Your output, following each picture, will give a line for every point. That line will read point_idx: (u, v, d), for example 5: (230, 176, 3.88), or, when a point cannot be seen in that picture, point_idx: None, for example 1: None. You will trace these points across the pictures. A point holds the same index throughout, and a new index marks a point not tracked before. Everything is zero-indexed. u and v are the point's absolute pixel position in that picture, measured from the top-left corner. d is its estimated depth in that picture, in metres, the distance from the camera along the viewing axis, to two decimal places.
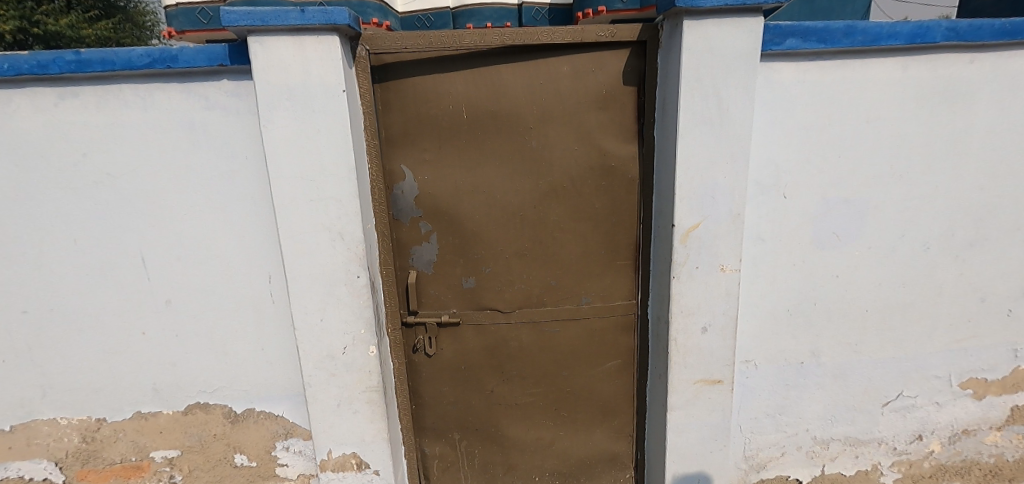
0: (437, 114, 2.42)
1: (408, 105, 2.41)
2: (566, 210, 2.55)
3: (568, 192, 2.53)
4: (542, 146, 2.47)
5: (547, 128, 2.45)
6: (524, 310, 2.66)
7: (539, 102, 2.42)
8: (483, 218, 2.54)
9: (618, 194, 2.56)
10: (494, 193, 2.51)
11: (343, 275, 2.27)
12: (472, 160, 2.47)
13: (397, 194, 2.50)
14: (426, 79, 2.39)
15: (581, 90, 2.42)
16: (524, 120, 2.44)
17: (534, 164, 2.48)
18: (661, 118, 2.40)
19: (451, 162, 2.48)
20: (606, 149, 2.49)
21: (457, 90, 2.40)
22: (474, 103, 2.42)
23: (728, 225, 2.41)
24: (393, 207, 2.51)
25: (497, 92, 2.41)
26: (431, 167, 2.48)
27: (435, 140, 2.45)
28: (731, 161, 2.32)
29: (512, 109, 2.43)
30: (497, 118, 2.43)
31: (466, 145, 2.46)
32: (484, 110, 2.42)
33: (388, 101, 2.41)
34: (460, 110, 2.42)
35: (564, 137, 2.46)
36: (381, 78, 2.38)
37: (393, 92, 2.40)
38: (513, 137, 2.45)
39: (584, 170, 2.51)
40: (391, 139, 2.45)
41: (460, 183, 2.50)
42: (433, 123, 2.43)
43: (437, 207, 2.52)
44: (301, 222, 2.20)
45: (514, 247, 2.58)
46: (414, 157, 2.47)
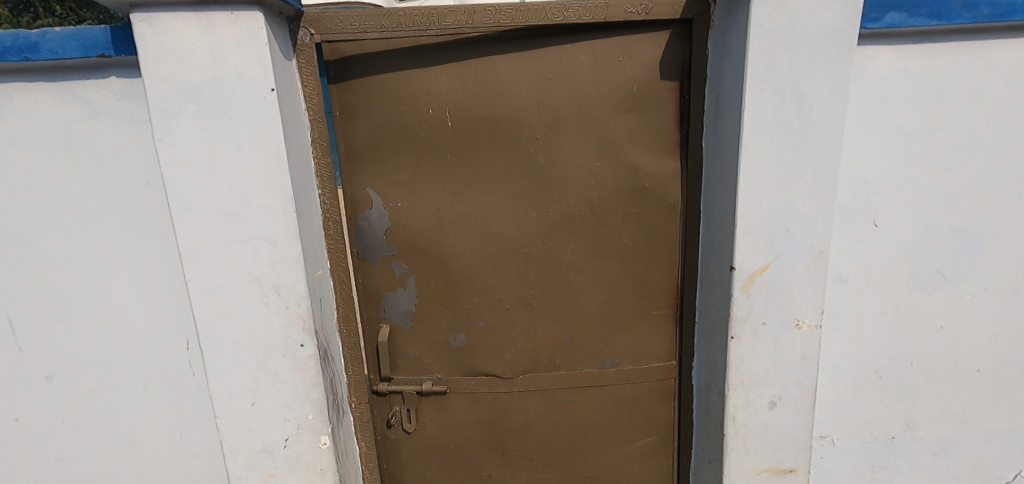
0: (412, 121, 1.82)
1: (373, 108, 1.81)
2: (584, 246, 1.92)
3: (587, 222, 1.90)
4: (551, 162, 1.85)
5: (560, 137, 1.83)
6: (529, 376, 2.03)
7: (548, 103, 1.81)
8: (474, 258, 1.92)
9: (654, 225, 1.93)
10: (489, 225, 1.89)
11: (281, 343, 1.65)
12: (459, 181, 1.86)
13: (361, 227, 1.90)
14: (396, 75, 1.79)
15: (603, 86, 1.80)
16: (527, 128, 1.82)
17: (542, 186, 1.86)
18: (713, 123, 1.78)
19: (431, 185, 1.86)
20: (638, 165, 1.86)
21: (437, 89, 1.80)
22: (461, 105, 1.81)
23: (807, 267, 1.77)
24: (357, 244, 1.91)
25: (490, 91, 1.80)
26: (406, 191, 1.87)
27: (410, 155, 1.85)
28: (813, 181, 1.69)
29: (511, 113, 1.81)
30: (493, 124, 1.82)
31: (450, 161, 1.85)
32: (475, 114, 1.81)
33: (347, 104, 1.81)
34: (443, 115, 1.81)
35: (581, 149, 1.84)
36: (336, 73, 1.78)
37: (353, 93, 1.80)
38: (513, 150, 1.84)
39: (609, 193, 1.88)
40: (352, 154, 1.85)
41: (444, 211, 1.88)
42: (407, 132, 1.83)
43: (414, 244, 1.91)
44: (218, 272, 1.58)
45: (515, 296, 1.95)
46: (384, 178, 1.86)
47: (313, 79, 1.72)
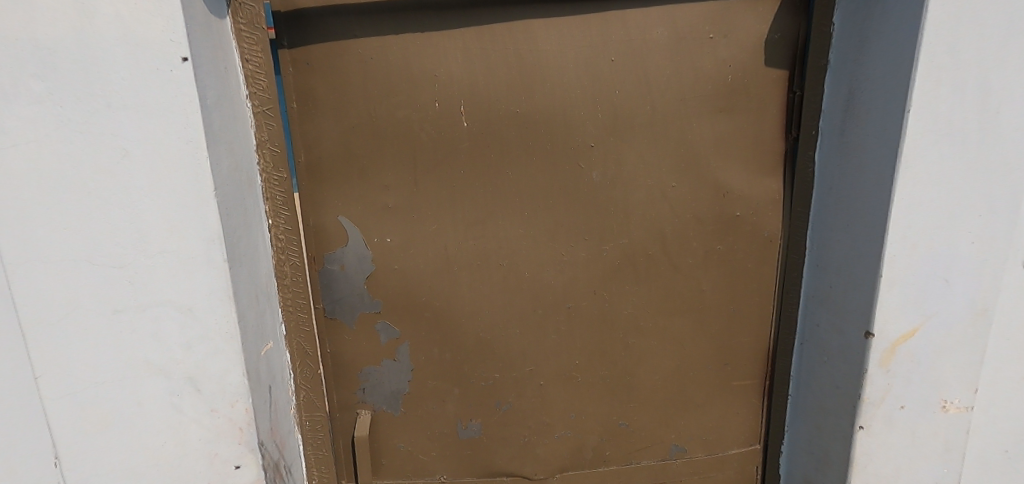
0: (411, 121, 1.30)
1: (353, 101, 1.28)
2: (649, 301, 1.41)
3: (653, 264, 1.39)
4: (608, 182, 1.34)
5: (620, 147, 1.33)
6: (567, 475, 1.51)
7: (606, 98, 1.30)
8: (498, 315, 1.40)
9: (742, 267, 1.41)
10: (519, 269, 1.38)
11: (202, 467, 1.02)
12: (479, 207, 1.35)
13: (331, 272, 1.38)
14: (388, 53, 1.26)
15: (685, 75, 1.30)
16: (578, 135, 1.32)
17: (594, 214, 1.36)
18: (838, 129, 1.26)
19: (436, 211, 1.35)
20: (727, 184, 1.36)
21: (448, 75, 1.28)
22: (484, 101, 1.29)
23: (962, 334, 1.25)
24: (325, 295, 1.39)
25: (528, 81, 1.29)
26: (400, 220, 1.35)
27: (406, 169, 1.33)
28: (991, 213, 1.17)
29: (553, 111, 1.30)
30: (528, 127, 1.31)
31: (467, 179, 1.33)
32: (503, 113, 1.30)
33: (315, 94, 1.28)
34: (458, 113, 1.30)
35: (647, 164, 1.34)
36: (299, 48, 1.25)
37: (325, 79, 1.27)
38: (555, 165, 1.33)
39: (683, 224, 1.38)
40: (320, 166, 1.32)
41: (456, 249, 1.37)
42: (404, 135, 1.31)
43: (408, 297, 1.39)
44: (92, 366, 0.92)
45: (554, 368, 1.44)
46: (369, 201, 1.34)
47: (260, 50, 1.08)
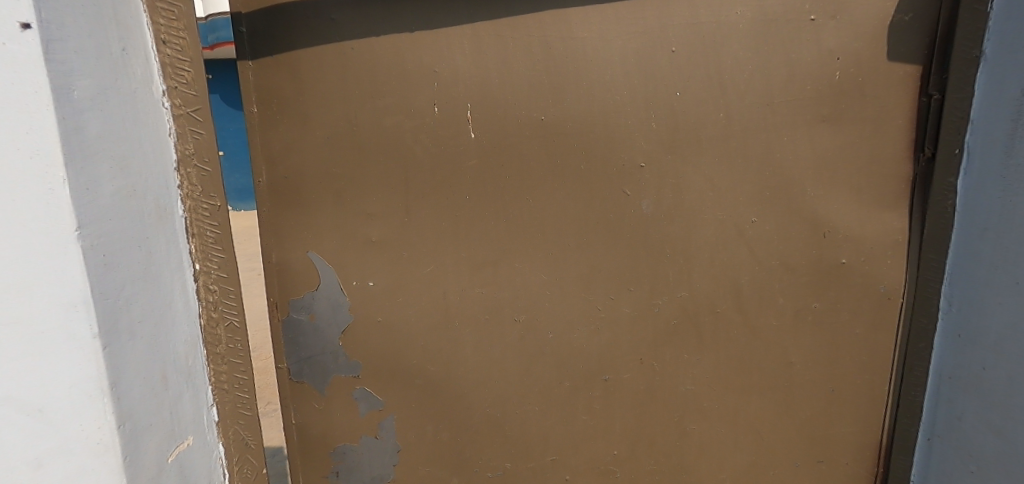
0: (401, 131, 0.98)
1: (328, 103, 0.98)
2: (716, 375, 1.05)
3: (722, 325, 1.03)
4: (665, 215, 1.00)
5: (680, 168, 0.99)
6: None
7: (664, 101, 0.97)
8: (513, 388, 1.06)
9: (843, 332, 1.05)
10: (542, 328, 1.04)
11: None
12: (491, 245, 1.02)
13: (298, 323, 1.05)
14: (374, 41, 0.96)
15: (774, 70, 0.96)
16: (625, 152, 0.99)
17: (643, 256, 1.01)
18: (1003, 146, 0.87)
19: (434, 250, 1.02)
20: (829, 220, 1.00)
21: (453, 71, 0.97)
22: (499, 106, 0.98)
23: None
24: (291, 352, 1.06)
25: (559, 81, 0.97)
26: (387, 258, 1.03)
27: (397, 192, 1.00)
28: None
29: (591, 119, 0.98)
30: (557, 140, 0.98)
31: (474, 208, 1.01)
32: (524, 121, 0.98)
33: (281, 95, 0.98)
34: (464, 121, 0.98)
35: (718, 190, 0.99)
36: (262, 36, 0.96)
37: (293, 76, 0.97)
38: (594, 190, 0.99)
39: (765, 272, 1.02)
40: (286, 188, 1.01)
41: (458, 300, 1.03)
42: (393, 148, 0.99)
43: (395, 360, 1.06)
44: None
45: (584, 458, 1.09)
46: (347, 232, 1.02)
47: (184, 30, 0.78)
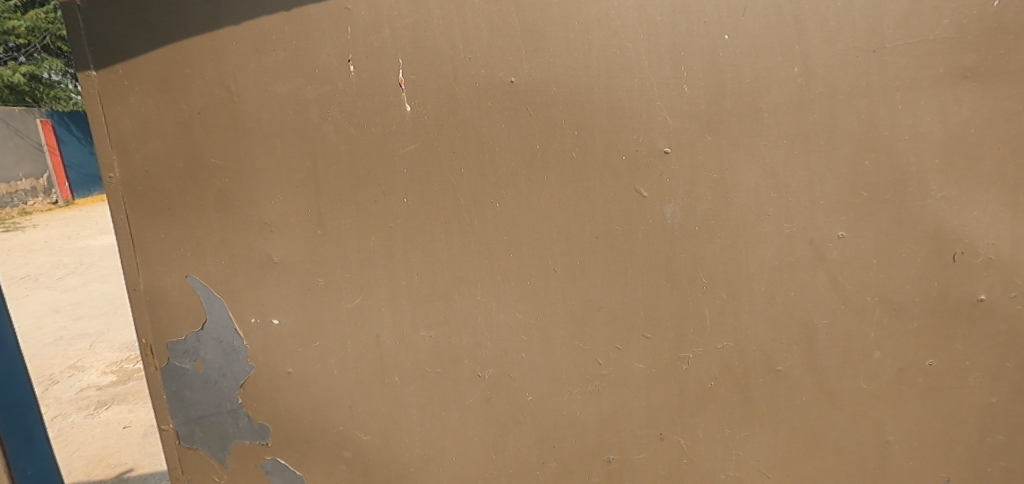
0: (308, 104, 0.66)
1: (194, 62, 0.66)
2: (770, 455, 0.74)
3: (782, 387, 0.72)
4: (704, 225, 0.68)
5: (727, 158, 0.67)
6: None
7: (704, 58, 0.64)
8: (480, 468, 0.75)
9: (967, 400, 0.71)
10: (516, 386, 0.73)
11: None
12: (441, 269, 0.70)
13: (180, 373, 0.74)
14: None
15: (886, 3, 0.63)
16: (645, 135, 0.66)
17: (667, 286, 0.70)
18: None
19: (362, 278, 0.70)
20: (952, 237, 0.67)
21: (375, 10, 0.63)
22: (446, 62, 0.64)
23: None
24: (177, 410, 0.76)
25: (540, 25, 0.63)
26: (294, 286, 0.71)
27: (301, 192, 0.69)
28: None
29: (586, 82, 0.65)
30: (535, 115, 0.65)
31: (414, 215, 0.68)
32: (484, 86, 0.64)
33: (128, 50, 0.66)
34: (398, 90, 0.65)
35: (782, 194, 0.68)
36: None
37: (142, 21, 0.65)
38: (600, 191, 0.67)
39: (851, 314, 0.70)
40: (145, 189, 0.70)
41: (400, 349, 0.72)
42: (293, 128, 0.67)
43: (315, 428, 0.75)
44: None
45: None
46: (236, 251, 0.71)
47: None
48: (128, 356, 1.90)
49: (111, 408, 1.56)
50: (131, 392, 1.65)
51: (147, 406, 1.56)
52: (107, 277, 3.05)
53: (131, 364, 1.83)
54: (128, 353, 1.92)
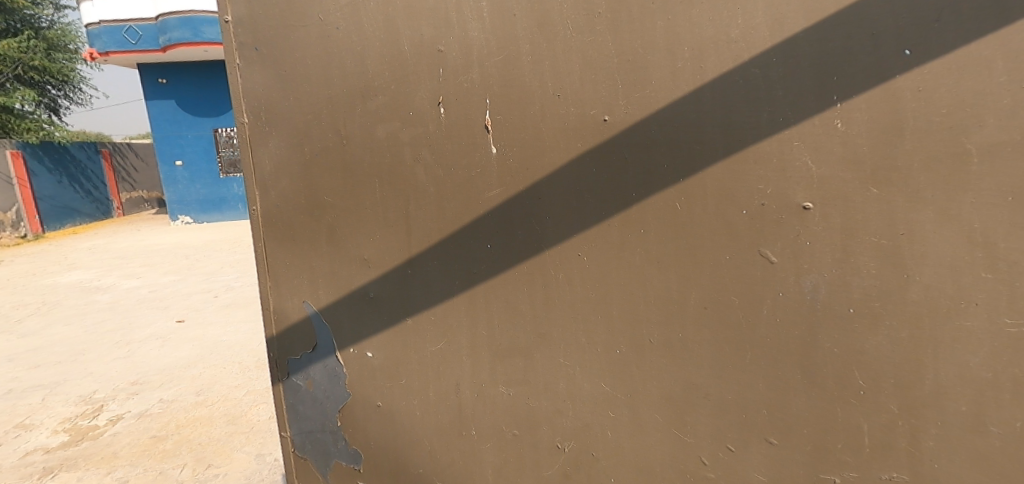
0: (402, 145, 0.62)
1: (310, 108, 0.65)
2: None
3: None
4: (868, 308, 0.50)
5: (905, 220, 0.48)
6: None
7: (875, 86, 0.47)
8: None
9: None
10: (599, 468, 0.62)
11: None
12: (524, 324, 0.62)
13: (296, 388, 0.77)
14: (360, 11, 0.60)
15: None
16: (786, 180, 0.50)
17: (805, 381, 0.53)
18: None
19: (449, 324, 0.66)
20: None
21: (466, 49, 0.57)
22: (535, 100, 0.55)
23: None
24: (291, 424, 0.78)
25: (651, 55, 0.51)
26: (386, 323, 0.70)
27: (393, 234, 0.66)
28: None
29: (704, 119, 0.51)
30: (633, 160, 0.54)
31: (500, 264, 0.62)
32: (577, 127, 0.55)
33: (267, 100, 0.67)
34: (488, 132, 0.58)
35: (997, 277, 0.46)
36: (244, 23, 0.65)
37: (277, 74, 0.65)
38: (717, 248, 0.53)
39: None
40: (272, 220, 0.72)
41: (485, 400, 0.67)
42: (386, 170, 0.63)
43: (401, 463, 0.74)
44: None
45: None
46: (340, 283, 0.71)
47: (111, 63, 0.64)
48: (88, 409, 1.41)
49: (59, 477, 1.13)
50: (86, 455, 1.20)
51: (124, 471, 1.13)
52: (122, 312, 2.25)
53: (89, 420, 1.36)
54: (89, 405, 1.43)
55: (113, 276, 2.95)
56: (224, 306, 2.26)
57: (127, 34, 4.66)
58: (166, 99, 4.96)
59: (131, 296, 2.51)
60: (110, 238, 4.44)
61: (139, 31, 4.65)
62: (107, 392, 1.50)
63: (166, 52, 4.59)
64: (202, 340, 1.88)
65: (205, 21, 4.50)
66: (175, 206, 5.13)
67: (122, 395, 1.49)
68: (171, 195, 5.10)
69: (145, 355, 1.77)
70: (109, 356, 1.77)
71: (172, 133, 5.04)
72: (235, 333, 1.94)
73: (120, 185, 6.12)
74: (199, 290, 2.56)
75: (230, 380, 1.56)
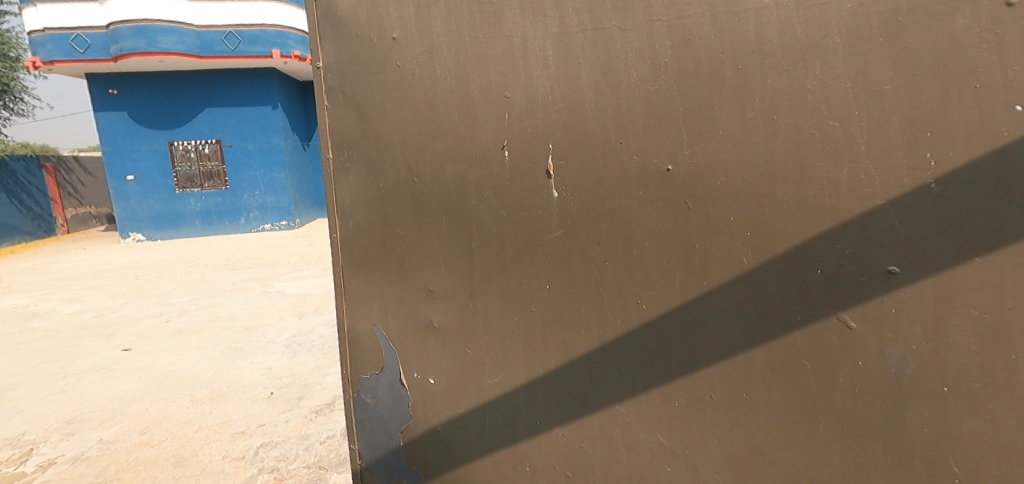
0: (471, 182, 0.63)
1: (386, 145, 0.68)
2: None
3: None
4: (961, 388, 0.45)
5: (1011, 292, 0.42)
6: None
7: (979, 143, 0.42)
8: None
9: None
10: None
11: None
12: (580, 366, 0.61)
13: (365, 405, 0.81)
14: (434, 59, 0.62)
15: None
16: (868, 242, 0.46)
17: (886, 458, 0.48)
18: None
19: (506, 359, 0.67)
20: None
21: (532, 95, 0.57)
22: (597, 146, 0.55)
23: None
24: (359, 438, 0.82)
25: (723, 106, 0.49)
26: (448, 351, 0.71)
27: (458, 266, 0.67)
28: None
29: (777, 173, 0.48)
30: (697, 209, 0.52)
31: (558, 304, 0.61)
32: (639, 175, 0.53)
33: (349, 138, 0.70)
34: (551, 175, 0.58)
35: None
36: (333, 69, 0.69)
37: (359, 114, 0.69)
38: (788, 307, 0.50)
39: None
40: (350, 248, 0.76)
41: (540, 435, 0.66)
42: (453, 205, 0.65)
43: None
44: None
45: None
46: (408, 310, 0.73)
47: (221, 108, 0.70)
48: (20, 451, 1.25)
49: None
50: None
51: None
52: (59, 343, 2.00)
53: (19, 464, 1.19)
54: (25, 446, 1.27)
55: (50, 301, 2.62)
56: (177, 332, 2.02)
57: (74, 43, 4.20)
58: (116, 110, 4.56)
59: (73, 322, 2.24)
60: (52, 260, 3.91)
61: (88, 41, 4.20)
62: (51, 427, 1.35)
63: (118, 61, 4.17)
64: (150, 370, 1.67)
65: (161, 30, 4.10)
66: (125, 223, 4.68)
67: (56, 436, 1.31)
68: (121, 213, 4.64)
69: (84, 390, 1.56)
70: (41, 392, 1.56)
71: (123, 147, 4.60)
72: (184, 361, 1.73)
73: (65, 201, 5.50)
74: (149, 314, 2.28)
75: (179, 415, 1.38)
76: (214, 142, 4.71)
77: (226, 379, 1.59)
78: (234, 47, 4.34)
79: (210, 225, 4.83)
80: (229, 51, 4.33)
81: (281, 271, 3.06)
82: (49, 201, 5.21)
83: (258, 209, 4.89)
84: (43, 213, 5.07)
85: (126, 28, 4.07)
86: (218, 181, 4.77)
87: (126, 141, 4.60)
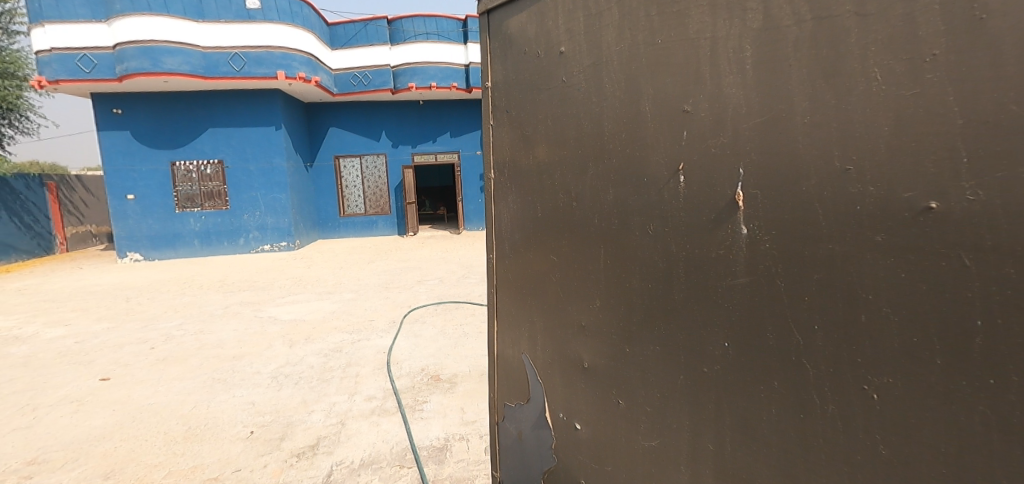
0: (634, 207, 0.51)
1: (547, 164, 0.60)
2: None
3: None
4: None
5: None
6: None
7: None
8: None
9: None
10: None
11: None
12: (765, 456, 0.45)
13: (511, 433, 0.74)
14: (604, 73, 0.52)
15: None
16: None
17: None
18: None
19: (661, 425, 0.52)
20: None
21: (719, 110, 0.44)
22: (810, 172, 0.40)
23: None
24: (503, 464, 0.76)
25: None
26: (597, 398, 0.59)
27: (613, 308, 0.55)
28: None
29: None
30: (978, 267, 0.34)
31: (741, 371, 0.45)
32: (876, 214, 0.37)
33: (515, 159, 0.65)
34: (742, 205, 0.44)
35: None
36: (501, 88, 0.66)
37: (523, 136, 0.64)
38: None
39: None
40: (508, 267, 0.70)
41: None
42: (610, 233, 0.54)
43: None
44: None
45: None
46: (555, 344, 0.63)
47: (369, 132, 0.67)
48: None
49: None
50: None
51: None
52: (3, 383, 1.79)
53: None
54: None
55: (35, 326, 2.49)
56: (159, 361, 1.91)
57: (80, 63, 3.93)
58: (120, 129, 4.28)
59: (51, 349, 2.11)
60: (41, 280, 3.68)
61: (93, 61, 3.94)
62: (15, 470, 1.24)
63: (122, 82, 3.94)
64: (124, 405, 1.55)
65: (167, 51, 3.86)
66: (122, 242, 4.34)
67: (10, 480, 1.19)
68: (118, 232, 4.32)
69: (51, 425, 1.44)
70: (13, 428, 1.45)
71: (123, 168, 4.31)
72: (165, 393, 1.62)
73: (63, 218, 5.29)
74: (133, 340, 2.18)
75: (150, 456, 1.26)
76: (215, 161, 4.44)
77: (205, 414, 1.46)
78: (238, 68, 4.15)
79: (209, 245, 4.51)
80: (232, 72, 4.14)
81: (276, 296, 2.94)
82: (52, 221, 5.06)
83: (259, 230, 4.59)
84: (43, 231, 4.90)
85: (131, 49, 3.80)
86: (220, 202, 4.49)
87: (124, 162, 4.30)
